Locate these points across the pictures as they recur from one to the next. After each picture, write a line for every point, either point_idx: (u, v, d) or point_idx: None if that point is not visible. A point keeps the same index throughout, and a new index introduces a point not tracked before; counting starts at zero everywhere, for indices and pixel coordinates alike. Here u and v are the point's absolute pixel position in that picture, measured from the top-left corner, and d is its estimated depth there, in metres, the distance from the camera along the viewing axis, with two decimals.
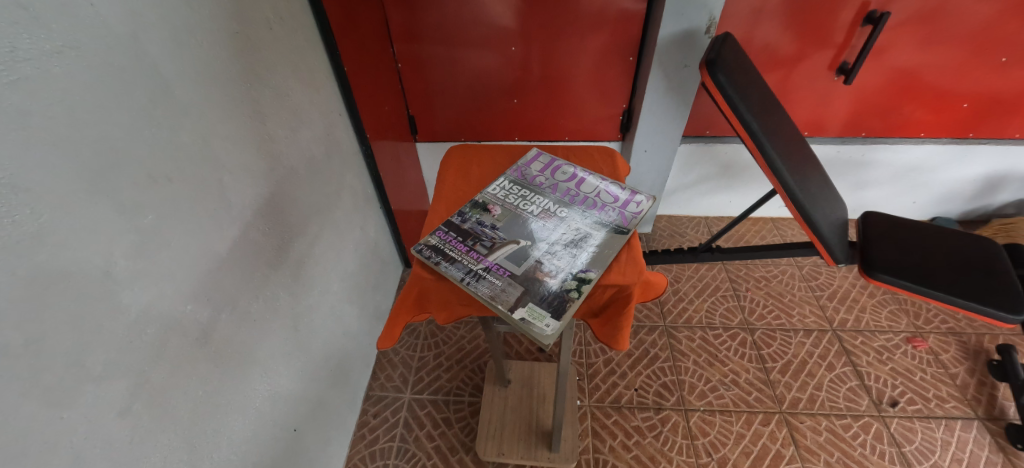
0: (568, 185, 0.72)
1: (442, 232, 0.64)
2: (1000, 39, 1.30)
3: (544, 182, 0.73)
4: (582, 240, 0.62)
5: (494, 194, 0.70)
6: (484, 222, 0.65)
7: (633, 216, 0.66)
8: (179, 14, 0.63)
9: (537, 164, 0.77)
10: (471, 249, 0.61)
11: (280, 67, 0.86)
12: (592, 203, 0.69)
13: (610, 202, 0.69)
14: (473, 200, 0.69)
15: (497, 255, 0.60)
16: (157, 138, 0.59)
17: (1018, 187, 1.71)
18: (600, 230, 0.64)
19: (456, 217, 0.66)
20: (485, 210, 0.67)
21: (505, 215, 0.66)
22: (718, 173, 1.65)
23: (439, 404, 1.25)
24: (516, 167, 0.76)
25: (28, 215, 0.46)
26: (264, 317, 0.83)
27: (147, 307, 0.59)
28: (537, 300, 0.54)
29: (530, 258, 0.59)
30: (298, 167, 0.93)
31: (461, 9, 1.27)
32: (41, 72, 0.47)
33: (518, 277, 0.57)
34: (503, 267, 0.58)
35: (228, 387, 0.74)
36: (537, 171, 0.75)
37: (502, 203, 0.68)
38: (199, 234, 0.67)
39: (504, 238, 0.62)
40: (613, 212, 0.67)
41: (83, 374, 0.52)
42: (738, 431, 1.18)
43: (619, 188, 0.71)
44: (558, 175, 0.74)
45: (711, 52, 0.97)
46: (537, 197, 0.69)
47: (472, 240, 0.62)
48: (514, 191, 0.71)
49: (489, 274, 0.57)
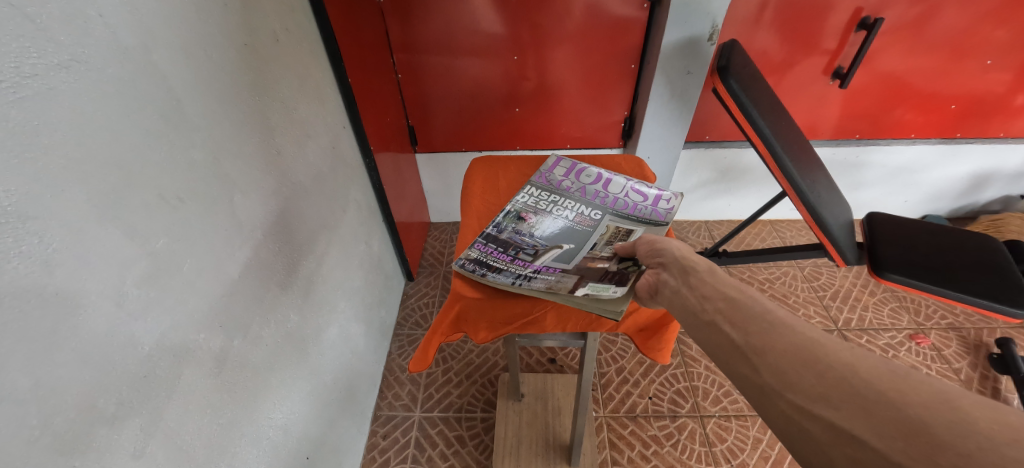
0: (596, 187, 0.73)
1: (481, 245, 0.63)
2: (982, 43, 1.35)
3: (571, 186, 0.73)
4: (624, 235, 0.62)
5: (525, 203, 0.70)
6: (521, 231, 0.65)
7: (666, 210, 0.66)
8: (188, 25, 0.59)
9: (560, 169, 0.77)
10: (515, 258, 0.60)
11: (287, 79, 0.83)
12: (624, 203, 0.69)
13: (641, 201, 0.69)
14: (504, 210, 0.68)
15: (543, 259, 0.60)
16: (167, 157, 0.56)
17: (1002, 184, 1.77)
18: (637, 226, 0.64)
19: (492, 228, 0.65)
20: (520, 219, 0.67)
21: (541, 222, 0.66)
22: (718, 177, 1.67)
23: (451, 422, 1.21)
24: (541, 174, 0.76)
25: (37, 245, 0.43)
26: (275, 341, 0.79)
27: (160, 338, 0.55)
28: (596, 279, 0.55)
29: (579, 254, 0.60)
30: (306, 183, 0.89)
31: (460, 19, 1.26)
32: (49, 90, 0.43)
33: (571, 269, 0.58)
34: (552, 266, 0.58)
35: (241, 417, 0.70)
36: (561, 175, 0.76)
37: (535, 210, 0.68)
38: (211, 256, 0.63)
39: (546, 244, 0.62)
40: (647, 210, 0.67)
41: (94, 417, 0.48)
42: (755, 436, 1.18)
43: (646, 186, 0.72)
44: (583, 179, 0.75)
45: (721, 59, 0.97)
46: (568, 202, 0.70)
47: (514, 249, 0.62)
48: (542, 197, 0.71)
49: (539, 273, 0.57)
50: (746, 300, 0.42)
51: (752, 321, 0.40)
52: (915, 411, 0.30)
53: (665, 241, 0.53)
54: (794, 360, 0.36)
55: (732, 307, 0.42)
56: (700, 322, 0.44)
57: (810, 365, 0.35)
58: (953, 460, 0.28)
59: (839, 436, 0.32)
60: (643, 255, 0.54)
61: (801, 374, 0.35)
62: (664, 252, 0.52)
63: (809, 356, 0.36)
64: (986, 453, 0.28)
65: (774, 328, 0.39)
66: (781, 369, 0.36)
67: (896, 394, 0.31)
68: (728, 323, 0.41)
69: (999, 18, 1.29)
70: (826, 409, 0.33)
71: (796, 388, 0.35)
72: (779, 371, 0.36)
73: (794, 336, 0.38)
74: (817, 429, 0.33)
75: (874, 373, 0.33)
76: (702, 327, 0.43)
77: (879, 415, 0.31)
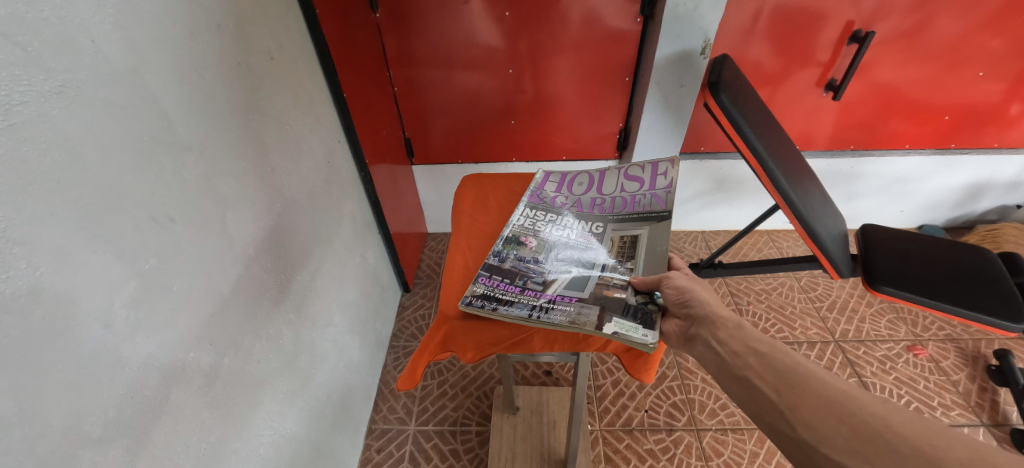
0: (591, 195, 0.77)
1: (485, 278, 0.64)
2: (974, 54, 1.36)
3: (566, 201, 0.77)
4: (630, 249, 0.66)
5: (522, 226, 0.72)
6: (524, 257, 0.67)
7: (665, 192, 0.71)
8: (181, 47, 0.60)
9: (549, 184, 0.81)
10: (524, 288, 0.62)
11: (281, 96, 0.84)
12: (622, 200, 0.73)
13: (639, 189, 0.74)
14: (502, 236, 0.71)
15: (554, 287, 0.62)
16: (159, 178, 0.56)
17: (998, 194, 1.77)
18: (641, 226, 0.68)
19: (494, 258, 0.67)
20: (520, 243, 0.69)
21: (542, 246, 0.68)
22: (714, 188, 1.67)
23: (445, 435, 1.21)
24: (532, 193, 0.79)
25: (23, 270, 0.43)
26: (266, 357, 0.79)
27: (149, 359, 0.55)
28: (620, 315, 0.57)
29: (590, 281, 0.62)
30: (299, 197, 0.89)
31: (457, 33, 1.27)
32: (39, 115, 0.44)
33: (588, 300, 0.59)
34: (567, 295, 0.60)
35: (231, 435, 0.70)
36: (554, 191, 0.79)
37: (534, 233, 0.71)
38: (203, 275, 0.64)
39: (554, 271, 0.64)
40: (647, 197, 0.72)
41: (81, 439, 0.48)
42: (752, 449, 1.17)
43: (638, 169, 0.76)
44: (576, 187, 0.79)
45: (712, 74, 0.97)
46: (566, 219, 0.73)
47: (521, 279, 0.63)
48: (539, 217, 0.74)
49: (555, 304, 0.59)
50: (778, 357, 0.48)
51: (785, 377, 0.46)
52: (948, 466, 0.36)
53: (692, 291, 0.57)
54: (829, 417, 0.42)
55: (763, 364, 0.48)
56: (734, 377, 0.49)
57: (845, 421, 0.41)
58: None
59: None
60: (669, 302, 0.58)
61: (836, 431, 0.41)
62: (692, 302, 0.56)
63: (843, 414, 0.42)
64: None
65: (806, 384, 0.45)
66: (818, 425, 0.42)
67: (929, 449, 0.38)
68: (760, 378, 0.47)
69: (990, 30, 1.30)
70: (862, 464, 0.39)
71: (831, 443, 0.41)
72: (816, 428, 0.42)
73: (827, 392, 0.44)
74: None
75: (909, 429, 0.39)
76: (736, 381, 0.49)
77: None
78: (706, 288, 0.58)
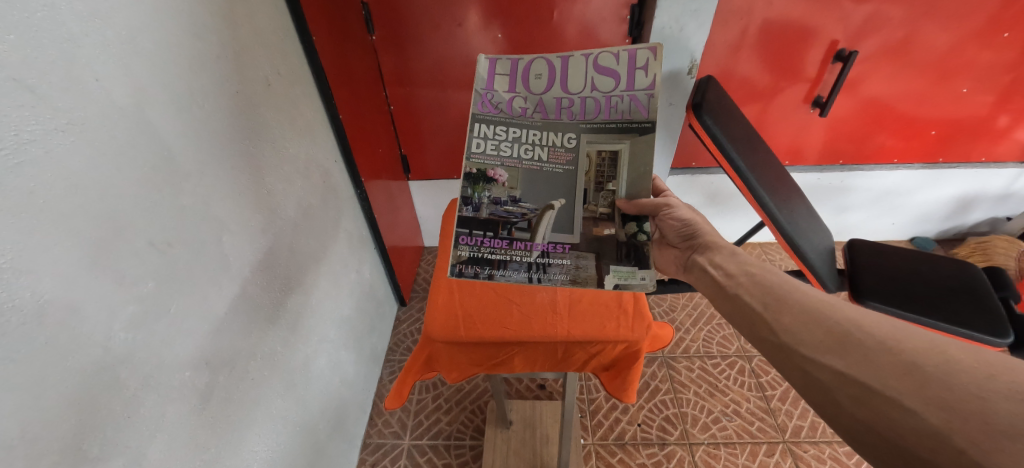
0: (555, 91, 0.66)
1: (467, 239, 0.67)
2: (959, 69, 1.38)
3: (526, 105, 0.67)
4: (610, 168, 0.66)
5: (484, 155, 0.66)
6: (500, 198, 0.67)
7: (646, 95, 0.64)
8: (182, 78, 0.63)
9: (500, 80, 0.67)
10: (512, 242, 0.67)
11: (278, 121, 0.87)
12: (594, 104, 0.66)
13: (615, 89, 0.65)
14: (467, 173, 0.66)
15: (541, 231, 0.67)
16: (159, 204, 0.59)
17: (988, 206, 1.79)
18: (620, 140, 0.65)
19: (467, 209, 0.66)
20: (491, 181, 0.67)
21: (515, 178, 0.67)
22: (705, 202, 1.70)
23: (440, 450, 1.22)
24: (483, 99, 0.67)
25: (28, 297, 0.45)
26: (261, 374, 0.81)
27: (147, 379, 0.57)
28: (615, 262, 0.67)
29: (574, 219, 0.67)
30: (295, 217, 0.92)
31: (451, 53, 1.30)
32: (46, 152, 0.47)
33: (580, 247, 0.67)
34: (559, 244, 0.67)
35: (226, 452, 0.71)
36: (508, 93, 0.67)
37: (501, 162, 0.67)
38: (201, 297, 0.66)
39: (537, 210, 0.67)
40: (625, 101, 0.65)
41: (79, 457, 0.50)
42: (744, 463, 1.18)
43: (611, 59, 0.64)
44: (533, 83, 0.66)
45: (696, 96, 1.00)
46: (531, 135, 0.67)
47: (505, 229, 0.67)
48: (499, 137, 0.67)
49: (550, 258, 0.67)
50: (766, 278, 0.60)
51: (771, 295, 0.58)
52: (907, 355, 0.45)
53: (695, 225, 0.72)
54: (807, 322, 0.52)
55: (754, 285, 0.60)
56: (729, 295, 0.62)
57: (822, 325, 0.51)
58: (938, 388, 0.41)
59: (842, 376, 0.47)
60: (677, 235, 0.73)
61: (812, 333, 0.51)
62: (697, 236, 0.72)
63: (820, 319, 0.52)
64: (966, 385, 0.41)
65: (790, 300, 0.56)
66: (796, 330, 0.52)
67: (892, 342, 0.46)
68: (749, 295, 0.60)
69: (974, 47, 1.33)
70: (834, 356, 0.48)
71: (809, 344, 0.50)
72: (796, 333, 0.52)
73: (807, 303, 0.54)
74: (825, 373, 0.48)
75: (875, 328, 0.48)
76: (732, 300, 0.61)
77: (878, 359, 0.46)
78: (708, 225, 0.73)
